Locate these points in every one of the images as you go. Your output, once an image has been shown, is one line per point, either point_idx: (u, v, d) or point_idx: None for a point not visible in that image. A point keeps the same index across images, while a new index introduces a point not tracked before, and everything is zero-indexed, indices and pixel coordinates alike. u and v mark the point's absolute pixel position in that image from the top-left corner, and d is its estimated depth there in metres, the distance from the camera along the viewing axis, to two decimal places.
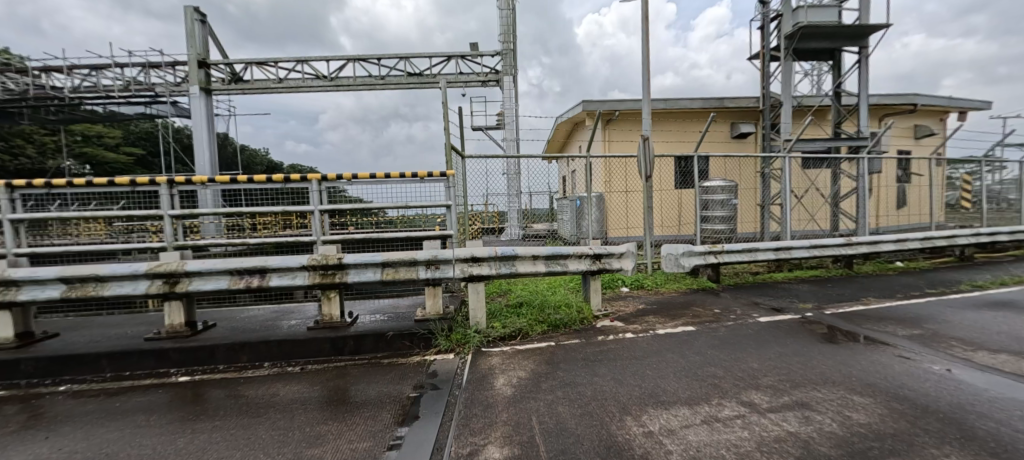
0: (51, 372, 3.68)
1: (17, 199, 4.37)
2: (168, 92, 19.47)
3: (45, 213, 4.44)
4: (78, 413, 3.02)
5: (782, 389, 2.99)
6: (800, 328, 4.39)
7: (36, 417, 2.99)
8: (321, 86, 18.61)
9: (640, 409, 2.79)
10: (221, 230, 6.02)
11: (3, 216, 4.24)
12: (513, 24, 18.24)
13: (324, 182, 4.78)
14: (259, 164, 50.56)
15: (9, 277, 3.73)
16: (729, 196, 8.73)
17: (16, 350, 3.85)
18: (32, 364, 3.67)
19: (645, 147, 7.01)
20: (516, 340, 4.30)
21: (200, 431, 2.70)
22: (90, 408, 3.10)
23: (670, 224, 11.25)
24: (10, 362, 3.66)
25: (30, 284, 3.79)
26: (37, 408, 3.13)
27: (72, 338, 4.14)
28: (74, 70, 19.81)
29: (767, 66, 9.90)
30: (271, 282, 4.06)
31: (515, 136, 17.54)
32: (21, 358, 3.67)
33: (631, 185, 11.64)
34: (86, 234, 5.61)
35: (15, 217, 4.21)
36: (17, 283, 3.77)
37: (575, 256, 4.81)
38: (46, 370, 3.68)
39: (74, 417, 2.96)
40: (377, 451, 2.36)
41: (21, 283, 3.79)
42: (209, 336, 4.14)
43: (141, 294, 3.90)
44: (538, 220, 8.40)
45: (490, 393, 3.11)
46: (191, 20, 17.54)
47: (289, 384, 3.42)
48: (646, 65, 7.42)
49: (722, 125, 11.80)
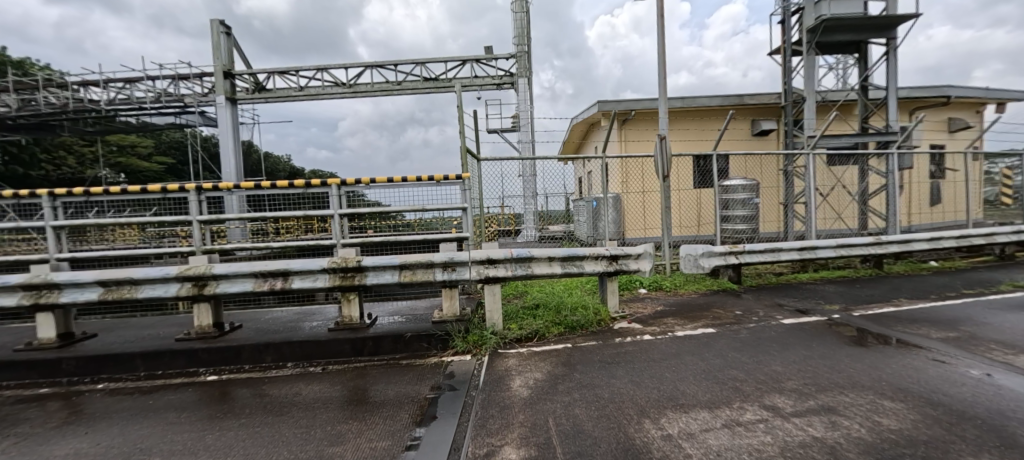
0: (90, 371, 3.85)
1: (58, 207, 4.64)
2: (197, 103, 20.16)
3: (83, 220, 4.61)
4: (114, 410, 3.15)
5: (807, 393, 2.91)
6: (827, 331, 4.24)
7: (77, 413, 3.14)
8: (339, 94, 18.98)
9: (658, 412, 2.75)
10: (246, 234, 6.21)
11: (46, 224, 4.48)
12: (527, 26, 18.26)
13: (343, 187, 4.88)
14: (282, 171, 52.10)
15: (53, 281, 3.92)
16: (751, 195, 8.47)
17: (59, 349, 4.05)
18: (72, 363, 3.85)
19: (662, 147, 6.80)
20: (532, 341, 4.29)
21: (229, 429, 2.78)
22: (126, 405, 3.24)
23: (690, 224, 11.04)
24: (53, 362, 3.84)
25: (71, 287, 3.97)
26: (78, 404, 3.28)
27: (110, 339, 4.33)
28: (109, 84, 20.69)
29: (788, 60, 9.62)
30: (293, 285, 4.15)
31: (530, 137, 17.54)
32: (63, 357, 3.87)
33: (648, 185, 11.49)
34: (122, 240, 5.83)
35: (57, 224, 4.45)
36: (60, 287, 3.96)
37: (591, 258, 4.76)
38: (86, 368, 3.86)
39: (111, 413, 3.09)
40: (395, 451, 2.38)
41: (63, 287, 3.97)
42: (235, 337, 4.25)
43: (171, 297, 4.05)
44: (553, 221, 8.38)
45: (507, 394, 3.11)
46: (217, 33, 18.08)
47: (312, 384, 3.50)
48: (659, 65, 7.35)
49: (742, 122, 11.57)
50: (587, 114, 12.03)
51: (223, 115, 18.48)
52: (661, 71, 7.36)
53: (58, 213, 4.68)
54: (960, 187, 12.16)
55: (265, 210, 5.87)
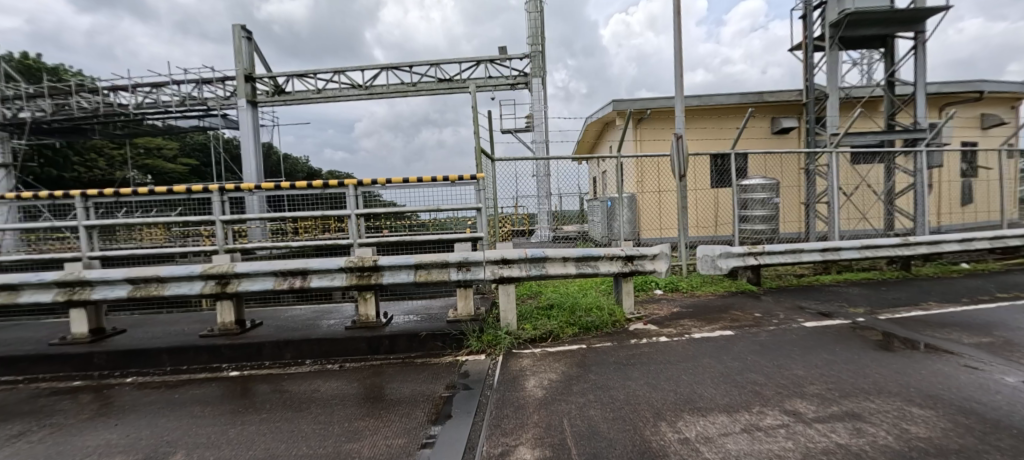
0: (120, 365, 3.96)
1: (90, 207, 4.78)
2: (220, 106, 20.66)
3: (112, 219, 4.74)
4: (142, 403, 3.23)
5: (830, 398, 2.82)
6: (851, 335, 4.11)
7: (107, 405, 3.22)
8: (355, 96, 19.22)
9: (675, 415, 2.69)
10: (266, 234, 6.33)
11: (78, 224, 4.63)
12: (541, 26, 18.22)
13: (359, 187, 4.93)
14: (299, 172, 53.01)
15: (84, 278, 4.04)
16: (771, 194, 8.28)
17: (91, 344, 4.18)
18: (103, 357, 3.97)
19: (678, 146, 6.70)
20: (546, 341, 4.26)
21: (250, 423, 2.82)
22: (152, 398, 3.31)
23: (706, 224, 10.85)
24: (85, 356, 3.96)
25: (102, 284, 4.09)
26: (108, 397, 3.37)
27: (138, 334, 4.45)
28: (137, 89, 21.32)
29: (809, 56, 9.39)
30: (311, 283, 4.19)
31: (544, 137, 17.50)
32: (95, 351, 3.99)
33: (664, 185, 11.35)
34: (149, 239, 6.00)
35: (88, 224, 4.59)
36: (91, 284, 4.08)
37: (607, 258, 4.72)
38: (116, 362, 3.97)
39: (139, 406, 3.16)
40: (410, 449, 2.39)
41: (94, 284, 4.09)
42: (255, 334, 4.32)
43: (196, 295, 4.13)
44: (568, 221, 8.33)
45: (521, 394, 3.09)
46: (239, 37, 18.48)
47: (329, 381, 3.53)
48: (676, 63, 7.24)
49: (762, 120, 11.30)
50: (601, 113, 11.94)
51: (244, 118, 18.88)
52: (678, 70, 7.26)
53: (89, 213, 4.83)
54: (993, 187, 11.71)
55: (284, 210, 5.96)
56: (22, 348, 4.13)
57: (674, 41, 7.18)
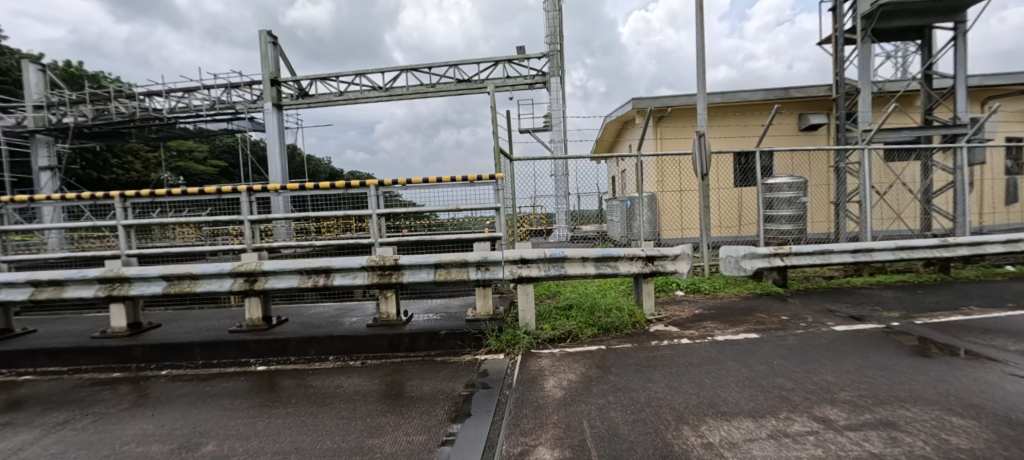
0: (155, 358, 4.09)
1: (128, 206, 4.96)
2: (247, 109, 21.23)
3: (149, 219, 4.92)
4: (176, 395, 3.33)
5: (863, 406, 2.70)
6: (885, 340, 3.94)
7: (144, 396, 3.33)
8: (376, 97, 19.47)
9: (698, 419, 2.63)
10: (290, 233, 6.46)
11: (117, 223, 4.81)
12: (559, 25, 18.13)
13: (380, 188, 4.98)
14: (322, 173, 54.12)
15: (124, 275, 4.19)
16: (798, 193, 8.02)
17: (129, 337, 4.33)
18: (140, 350, 4.11)
19: (701, 144, 6.56)
20: (565, 342, 4.22)
21: (276, 416, 2.87)
22: (186, 390, 3.41)
23: (729, 224, 10.60)
24: (123, 348, 4.10)
25: (139, 280, 4.23)
26: (145, 388, 3.49)
27: (173, 329, 4.59)
28: (170, 94, 22.07)
29: (840, 50, 9.06)
30: (334, 282, 4.24)
31: (562, 137, 17.41)
32: (132, 344, 4.13)
33: (686, 184, 11.15)
34: (181, 238, 6.20)
35: (127, 223, 4.76)
36: (130, 281, 4.22)
37: (627, 258, 4.65)
38: (152, 355, 4.10)
39: (173, 398, 3.26)
40: (431, 446, 2.39)
41: (133, 280, 4.24)
42: (282, 330, 4.40)
43: (226, 292, 4.23)
44: (586, 221, 8.25)
45: (540, 394, 3.06)
46: (265, 42, 18.97)
47: (352, 377, 3.57)
48: (699, 59, 7.09)
49: (788, 117, 11.05)
50: (621, 112, 11.80)
51: (270, 120, 19.34)
52: (701, 67, 7.10)
53: (127, 213, 5.01)
54: None
55: (307, 210, 6.07)
56: (65, 341, 4.32)
57: (697, 37, 7.04)
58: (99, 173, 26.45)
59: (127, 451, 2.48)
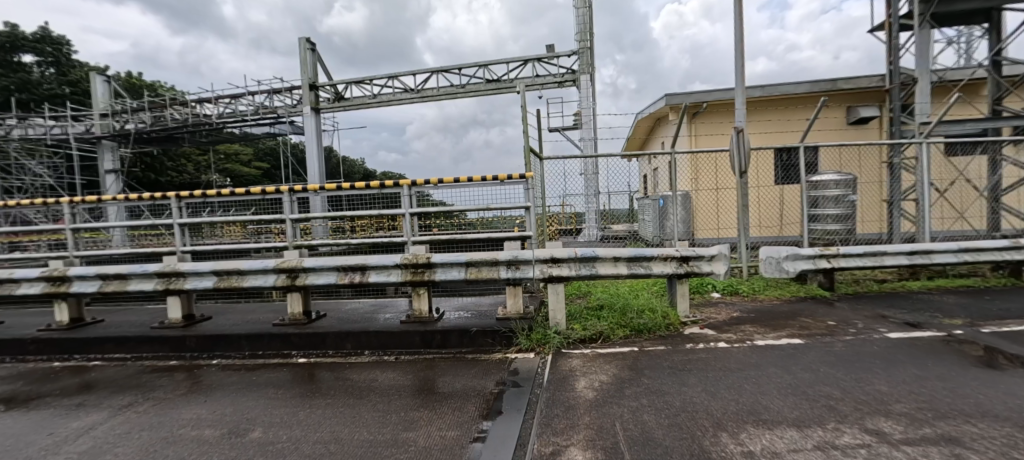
0: (207, 348, 4.31)
1: (182, 206, 5.24)
2: (288, 113, 22.09)
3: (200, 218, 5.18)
4: (224, 383, 3.49)
5: (921, 419, 2.51)
6: (946, 349, 3.66)
7: (196, 383, 3.51)
8: (408, 99, 19.84)
9: (737, 426, 2.51)
10: (327, 231, 6.66)
11: (173, 221, 5.10)
12: (589, 22, 17.92)
13: (413, 187, 5.04)
14: (356, 173, 55.67)
15: (179, 270, 4.43)
16: (846, 191, 7.60)
17: (184, 328, 4.58)
18: (194, 340, 4.34)
19: (740, 140, 6.31)
20: (597, 343, 4.15)
21: (316, 407, 2.96)
22: (234, 379, 3.57)
23: (770, 224, 10.15)
24: (179, 338, 4.34)
25: (192, 275, 4.46)
26: (197, 376, 3.68)
27: (222, 321, 4.83)
28: (219, 100, 23.24)
29: (894, 37, 8.51)
30: (370, 279, 4.33)
31: (592, 135, 17.20)
32: (187, 335, 4.36)
33: (723, 183, 10.78)
34: (228, 235, 6.52)
35: (181, 221, 5.04)
36: (185, 275, 4.46)
37: (661, 259, 4.52)
38: (204, 346, 4.33)
39: (221, 386, 3.42)
40: (463, 441, 2.39)
41: (187, 275, 4.47)
42: (320, 324, 4.54)
43: (269, 287, 4.39)
44: (617, 220, 8.12)
45: (572, 395, 3.01)
46: (304, 49, 19.69)
47: (386, 371, 3.63)
48: (739, 51, 6.83)
49: (836, 109, 10.49)
50: (653, 109, 11.54)
51: (309, 123, 20.04)
52: (741, 59, 6.83)
53: (180, 212, 5.30)
54: None
55: (342, 209, 6.24)
56: (128, 330, 4.61)
57: (736, 29, 6.77)
58: (156, 176, 28.19)
59: (182, 434, 2.61)
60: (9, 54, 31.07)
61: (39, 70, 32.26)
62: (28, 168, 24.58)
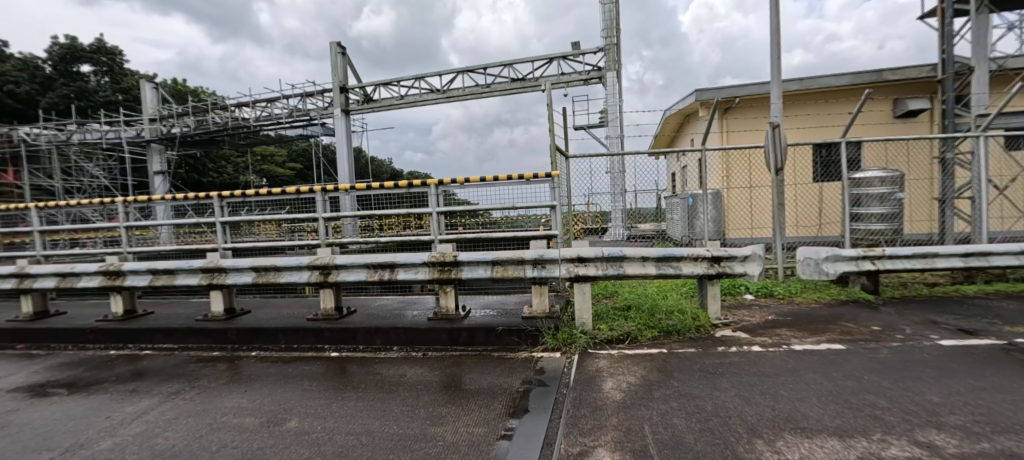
0: (246, 340, 4.48)
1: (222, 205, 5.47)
2: (320, 115, 22.72)
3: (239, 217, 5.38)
4: (262, 374, 3.60)
5: (979, 433, 2.34)
6: (1006, 358, 3.40)
7: (237, 374, 3.65)
8: (434, 99, 20.07)
9: (773, 433, 2.41)
10: (356, 229, 6.80)
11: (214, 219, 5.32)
12: (616, 18, 17.63)
13: (439, 186, 5.07)
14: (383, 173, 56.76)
15: (220, 266, 4.61)
16: (892, 189, 7.21)
17: (225, 321, 4.76)
18: (234, 332, 4.51)
19: (775, 136, 6.06)
20: (624, 344, 4.07)
21: (348, 399, 3.01)
22: (271, 371, 3.69)
23: (807, 223, 9.71)
24: (221, 330, 4.53)
25: (233, 271, 4.64)
26: (237, 367, 3.82)
27: (261, 315, 5.00)
28: (256, 104, 24.09)
29: (947, 24, 7.98)
30: (398, 276, 4.39)
31: (618, 133, 16.94)
32: (228, 327, 4.54)
33: (757, 181, 10.42)
34: (265, 233, 6.75)
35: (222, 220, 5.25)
36: (226, 271, 4.64)
37: (691, 259, 4.39)
38: (243, 338, 4.49)
39: (259, 377, 3.54)
40: (490, 439, 2.38)
41: (227, 271, 4.65)
42: (351, 320, 4.63)
43: (304, 283, 4.51)
44: (643, 219, 7.95)
45: (599, 396, 2.95)
46: (335, 53, 20.20)
47: (415, 367, 3.67)
48: (774, 44, 6.56)
49: (881, 102, 9.96)
50: (683, 105, 11.27)
51: (339, 124, 20.55)
52: (777, 51, 6.56)
53: (221, 210, 5.53)
54: None
55: (371, 208, 6.35)
56: (175, 322, 4.84)
57: (772, 20, 6.51)
58: (198, 176, 29.56)
59: (225, 421, 2.71)
60: (69, 64, 33.24)
61: (94, 78, 34.46)
62: (85, 169, 26.22)
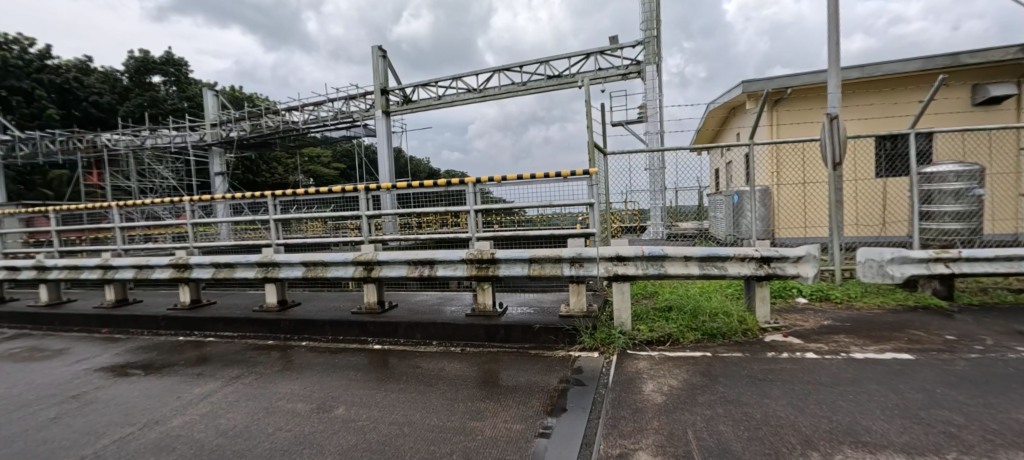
0: (297, 331, 4.69)
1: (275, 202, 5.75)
2: (363, 117, 23.51)
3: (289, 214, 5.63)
4: (310, 363, 3.76)
5: None
6: None
7: (288, 362, 3.82)
8: (471, 99, 20.26)
9: (831, 446, 2.24)
10: (396, 226, 6.96)
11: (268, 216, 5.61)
12: (656, 10, 17.09)
13: (477, 184, 5.09)
14: (423, 172, 58.01)
15: (273, 260, 4.85)
16: (971, 184, 6.59)
17: (278, 312, 5.02)
18: (286, 323, 4.73)
19: (832, 129, 5.67)
20: (664, 346, 3.93)
21: (389, 390, 3.08)
22: (318, 360, 3.84)
23: (868, 223, 9.06)
24: (274, 321, 4.77)
25: (285, 265, 4.86)
26: (288, 356, 4.00)
27: (310, 307, 5.22)
28: (305, 108, 25.27)
29: None
30: (437, 273, 4.44)
31: (659, 129, 16.45)
32: (281, 318, 4.78)
33: (810, 177, 9.82)
34: (312, 230, 7.06)
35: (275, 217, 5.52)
36: (278, 265, 4.87)
37: (737, 259, 4.17)
38: (294, 329, 4.70)
39: (308, 366, 3.69)
40: (527, 436, 2.35)
41: (279, 265, 4.88)
42: (392, 314, 4.75)
43: (348, 278, 4.67)
44: (685, 218, 7.67)
45: (639, 398, 2.86)
46: (377, 56, 20.83)
47: (453, 362, 3.70)
48: (831, 30, 6.13)
49: (957, 89, 9.13)
50: (728, 99, 10.80)
51: (381, 126, 21.18)
52: (834, 38, 6.12)
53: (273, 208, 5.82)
54: None
55: (410, 205, 6.49)
56: (234, 311, 5.14)
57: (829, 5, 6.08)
58: (253, 176, 31.38)
59: (277, 406, 2.84)
60: (142, 75, 36.16)
61: (164, 88, 37.45)
62: (156, 172, 28.50)
